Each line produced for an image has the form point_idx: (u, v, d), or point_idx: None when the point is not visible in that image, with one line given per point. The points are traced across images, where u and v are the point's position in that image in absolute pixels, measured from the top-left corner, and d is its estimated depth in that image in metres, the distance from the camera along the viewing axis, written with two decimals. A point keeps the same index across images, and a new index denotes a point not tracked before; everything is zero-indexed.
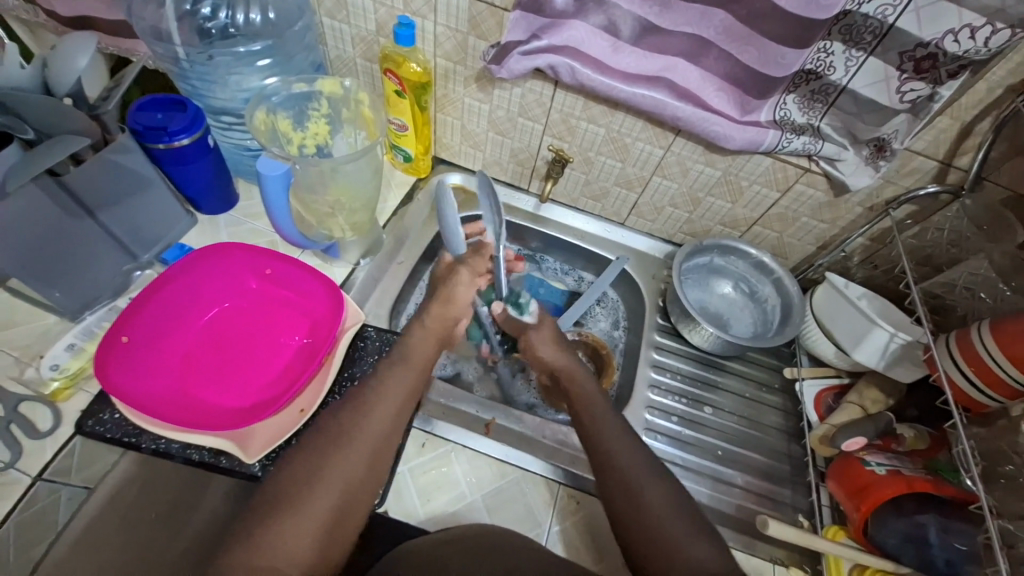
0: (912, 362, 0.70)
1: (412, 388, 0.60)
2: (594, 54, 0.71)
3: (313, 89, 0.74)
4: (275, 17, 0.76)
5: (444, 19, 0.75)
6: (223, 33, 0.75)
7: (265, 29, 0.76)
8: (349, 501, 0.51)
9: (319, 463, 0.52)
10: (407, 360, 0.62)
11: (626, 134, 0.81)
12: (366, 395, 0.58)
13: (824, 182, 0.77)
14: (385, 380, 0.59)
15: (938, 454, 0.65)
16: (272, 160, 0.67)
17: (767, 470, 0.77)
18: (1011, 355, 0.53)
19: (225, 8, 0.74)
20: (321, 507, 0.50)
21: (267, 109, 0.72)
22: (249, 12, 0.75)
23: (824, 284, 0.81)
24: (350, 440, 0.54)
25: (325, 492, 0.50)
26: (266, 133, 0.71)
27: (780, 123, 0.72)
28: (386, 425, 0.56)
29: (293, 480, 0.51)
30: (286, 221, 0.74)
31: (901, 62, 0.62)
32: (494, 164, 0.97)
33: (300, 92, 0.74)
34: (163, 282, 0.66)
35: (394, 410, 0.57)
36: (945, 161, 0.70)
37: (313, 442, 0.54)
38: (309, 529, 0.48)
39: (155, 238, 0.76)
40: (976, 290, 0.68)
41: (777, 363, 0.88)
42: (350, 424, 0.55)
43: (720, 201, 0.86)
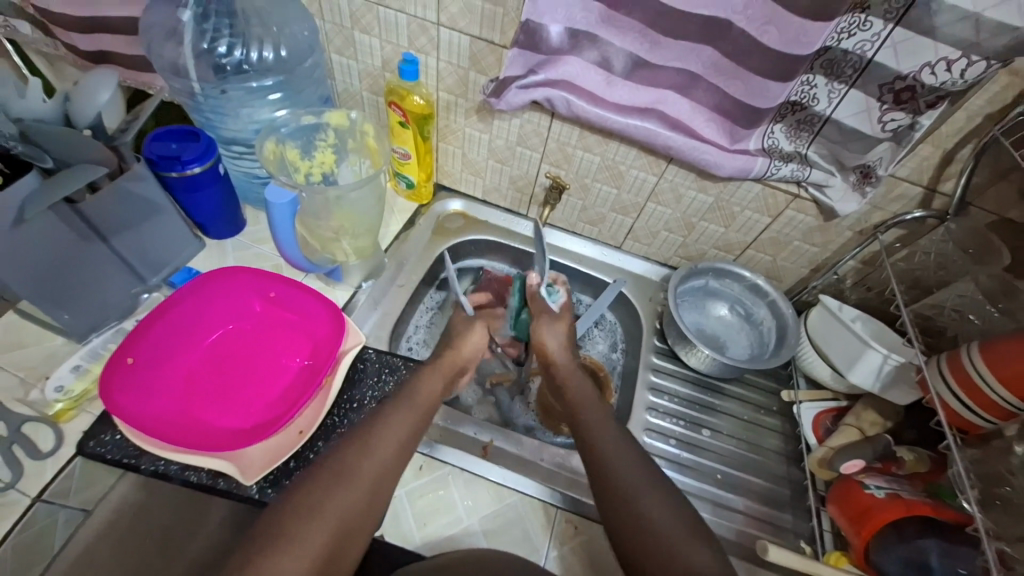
0: (907, 384, 0.70)
1: (417, 427, 0.61)
2: (588, 87, 0.75)
3: (321, 121, 0.77)
4: (286, 54, 0.80)
5: (446, 55, 0.79)
6: (236, 68, 0.79)
7: (277, 64, 0.80)
8: (353, 521, 0.52)
9: (321, 497, 0.52)
10: (413, 398, 0.63)
11: (621, 162, 0.84)
12: (379, 418, 0.60)
13: (814, 207, 0.79)
14: (392, 417, 0.60)
15: (939, 478, 0.65)
16: (280, 188, 0.70)
17: (768, 494, 0.77)
18: (1001, 376, 0.54)
19: (239, 47, 0.78)
20: (315, 543, 0.49)
21: (276, 140, 0.75)
22: (263, 49, 0.79)
23: (818, 306, 0.82)
24: (352, 475, 0.54)
25: (321, 528, 0.50)
26: (275, 163, 0.74)
27: (768, 151, 0.75)
28: (388, 462, 0.57)
29: (291, 513, 0.50)
30: (292, 246, 0.77)
31: (881, 94, 0.65)
32: (494, 190, 1.00)
33: (309, 124, 0.77)
34: (172, 305, 0.68)
35: (396, 448, 0.58)
36: (929, 187, 0.72)
37: (316, 475, 0.54)
38: (312, 547, 0.49)
39: (164, 262, 0.78)
40: (965, 312, 0.69)
41: (775, 385, 0.88)
42: (354, 459, 0.55)
43: (714, 225, 0.89)
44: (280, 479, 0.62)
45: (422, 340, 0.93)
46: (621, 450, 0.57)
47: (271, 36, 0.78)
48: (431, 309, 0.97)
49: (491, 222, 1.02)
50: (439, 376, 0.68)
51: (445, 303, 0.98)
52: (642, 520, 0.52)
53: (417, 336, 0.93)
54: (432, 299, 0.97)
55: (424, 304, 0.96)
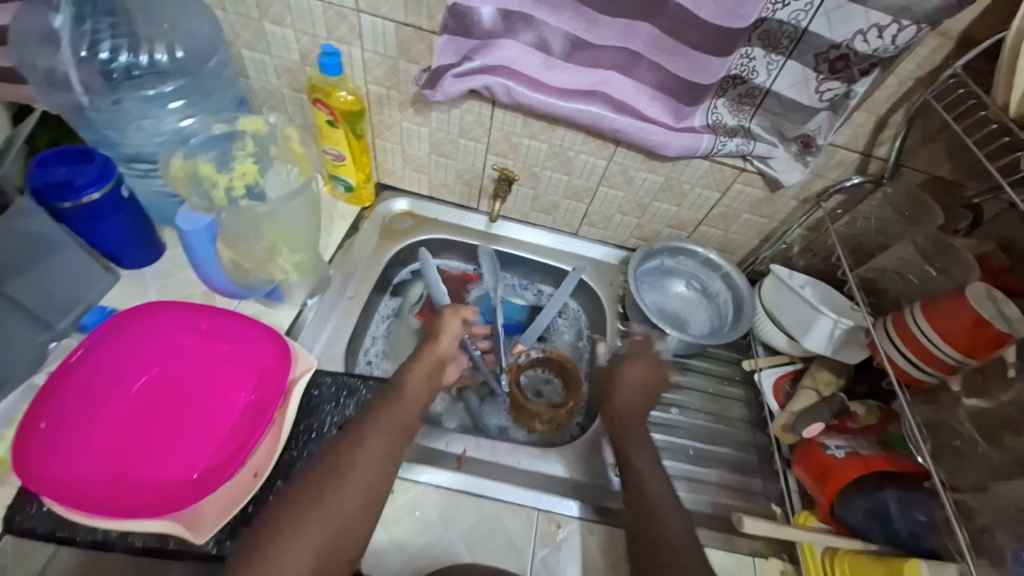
0: (858, 344, 0.73)
1: (405, 424, 0.65)
2: (528, 72, 0.71)
3: (234, 129, 0.68)
4: (185, 55, 0.70)
5: (371, 44, 0.72)
6: (127, 75, 0.69)
7: (175, 67, 0.70)
8: (337, 543, 0.54)
9: (319, 496, 0.55)
10: (399, 394, 0.67)
11: (568, 147, 0.82)
12: (358, 435, 0.61)
13: (760, 179, 0.80)
14: (380, 415, 0.63)
15: (889, 427, 0.69)
16: (190, 214, 0.63)
17: (737, 463, 0.79)
18: (943, 332, 0.56)
19: (123, 49, 0.68)
20: (316, 542, 0.53)
21: (184, 155, 0.67)
22: (155, 52, 0.69)
23: (770, 276, 0.84)
24: (347, 473, 0.57)
25: (320, 526, 0.53)
26: (187, 182, 0.66)
27: (713, 127, 0.74)
28: (378, 460, 0.60)
29: (290, 514, 0.53)
30: (216, 270, 0.70)
31: (817, 64, 0.66)
32: (440, 185, 0.94)
33: (221, 134, 0.68)
34: (87, 351, 0.59)
35: (385, 447, 0.61)
36: (865, 152, 0.73)
37: (312, 477, 0.57)
38: (315, 540, 0.52)
39: (75, 302, 0.69)
40: (904, 273, 0.71)
41: (736, 355, 0.90)
42: (347, 459, 0.59)
43: (666, 205, 0.88)
44: (238, 528, 0.58)
45: (381, 352, 0.89)
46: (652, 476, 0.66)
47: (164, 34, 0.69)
48: (387, 317, 0.92)
49: (441, 219, 0.97)
50: (420, 373, 0.71)
51: (403, 309, 0.94)
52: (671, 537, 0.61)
53: (375, 348, 0.88)
54: (388, 307, 0.93)
55: (380, 312, 0.91)
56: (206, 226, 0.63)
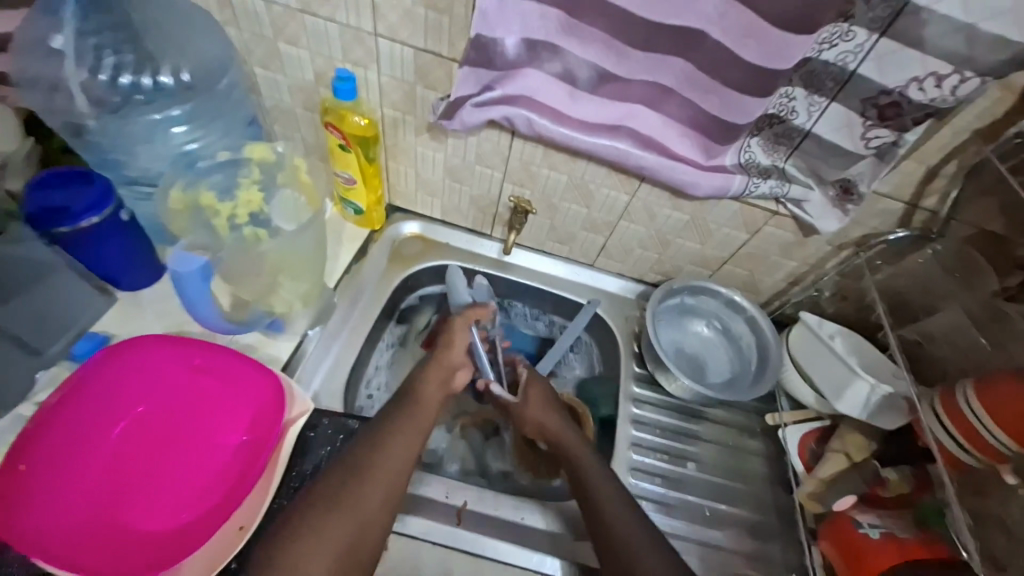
0: (895, 411, 0.68)
1: (426, 419, 0.69)
2: (550, 103, 0.67)
3: (239, 156, 0.66)
4: (190, 78, 0.68)
5: (388, 69, 0.69)
6: (126, 99, 0.66)
7: (178, 90, 0.68)
8: (357, 541, 0.58)
9: (341, 491, 0.59)
10: (420, 396, 0.71)
11: (589, 181, 0.78)
12: (377, 439, 0.64)
13: (792, 222, 0.75)
14: (401, 416, 0.67)
15: (922, 497, 0.64)
16: (181, 255, 0.61)
17: (755, 525, 0.74)
18: (999, 420, 0.51)
19: (126, 70, 0.66)
20: (339, 533, 0.57)
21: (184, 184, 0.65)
22: (159, 74, 0.67)
23: (797, 323, 0.81)
24: (368, 472, 0.61)
25: (342, 522, 0.58)
26: (187, 215, 0.64)
27: (745, 166, 0.69)
28: (400, 461, 0.63)
29: (315, 505, 0.58)
30: (209, 310, 0.67)
31: (864, 109, 0.61)
32: (454, 210, 0.91)
33: (225, 161, 0.66)
34: (82, 387, 0.59)
35: (405, 449, 0.64)
36: (910, 203, 0.68)
37: (337, 472, 0.61)
38: (338, 533, 0.57)
39: (71, 324, 0.67)
40: (954, 341, 0.65)
41: (757, 405, 0.85)
42: (368, 458, 0.62)
43: (689, 242, 0.83)
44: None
45: (383, 383, 0.87)
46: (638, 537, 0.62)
47: (169, 58, 0.67)
48: (392, 346, 0.89)
49: (452, 244, 0.93)
50: (433, 381, 0.73)
51: (408, 337, 0.92)
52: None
53: (378, 380, 0.85)
54: (393, 335, 0.89)
55: (385, 341, 0.88)
56: (199, 267, 0.61)
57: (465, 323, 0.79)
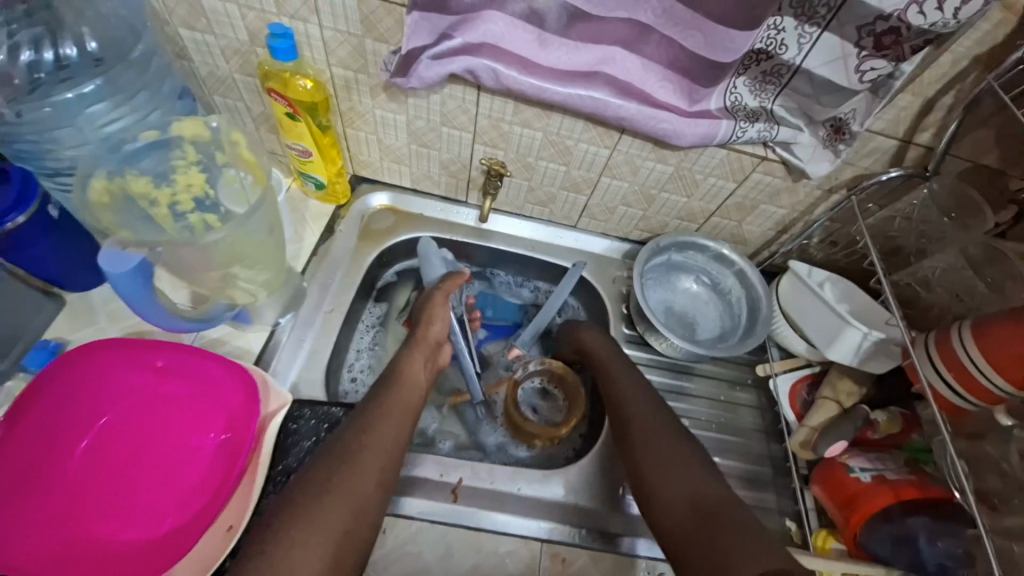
0: (886, 355, 0.67)
1: (409, 399, 0.65)
2: (518, 51, 0.60)
3: (169, 136, 0.58)
4: (98, 47, 0.58)
5: (330, 21, 0.61)
6: (32, 84, 0.55)
7: (89, 65, 0.57)
8: (354, 526, 0.53)
9: (331, 476, 0.54)
10: (403, 372, 0.68)
11: (566, 135, 0.72)
12: (364, 421, 0.60)
13: (781, 168, 0.71)
14: (386, 396, 0.64)
15: (910, 436, 0.66)
16: (113, 256, 0.51)
17: (749, 476, 0.75)
18: (995, 363, 0.50)
19: (22, 46, 0.54)
20: (333, 522, 0.51)
21: (106, 173, 0.55)
22: (62, 46, 0.56)
23: (788, 274, 0.77)
24: (357, 454, 0.57)
25: (335, 509, 0.52)
26: (115, 208, 0.55)
27: (731, 110, 0.64)
28: (390, 440, 0.60)
29: (302, 495, 0.52)
30: (155, 307, 0.57)
31: (860, 38, 0.55)
32: (423, 177, 0.84)
33: (150, 143, 0.58)
34: (28, 402, 0.53)
35: (394, 427, 0.61)
36: (904, 139, 0.64)
37: (323, 459, 0.56)
38: (333, 521, 0.51)
39: (15, 339, 0.61)
40: (955, 290, 0.64)
41: (748, 358, 0.84)
42: (356, 440, 0.58)
43: (675, 195, 0.79)
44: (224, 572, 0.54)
45: (367, 367, 0.82)
46: (650, 418, 0.66)
47: (68, 24, 0.56)
48: (373, 327, 0.85)
49: (426, 215, 0.88)
50: (419, 359, 0.70)
51: (389, 317, 0.87)
52: (673, 475, 0.59)
53: (360, 364, 0.82)
54: (372, 315, 0.85)
55: (364, 322, 0.84)
56: (135, 267, 0.51)
57: (444, 301, 0.75)
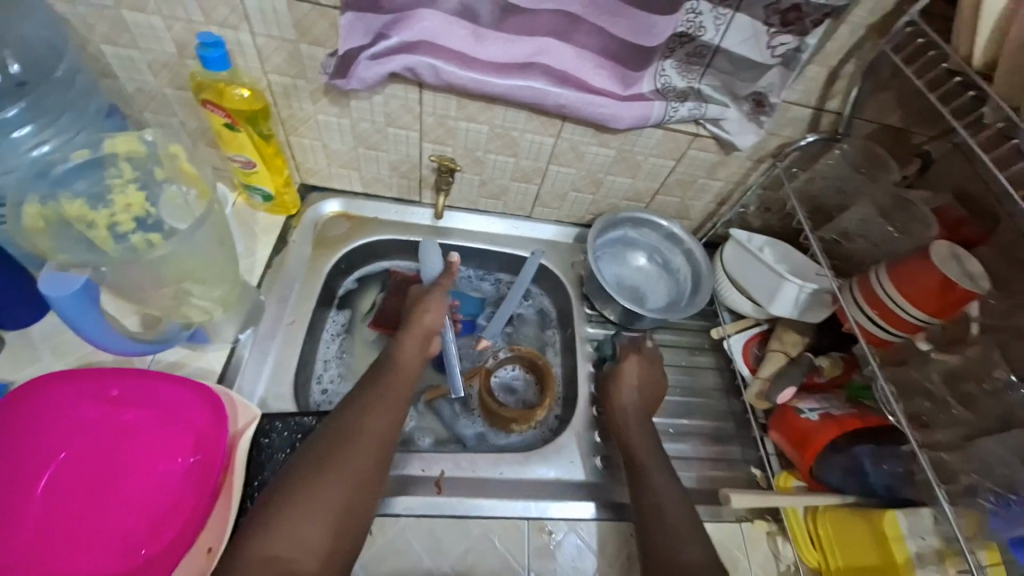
0: (824, 306, 0.73)
1: (409, 379, 0.67)
2: (455, 47, 0.61)
3: (101, 154, 0.56)
4: (21, 70, 0.55)
5: (262, 28, 0.60)
6: None
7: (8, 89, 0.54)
8: (353, 502, 0.55)
9: (329, 456, 0.57)
10: (397, 359, 0.68)
11: (511, 127, 0.74)
12: (361, 403, 0.62)
13: (714, 142, 0.76)
14: (382, 379, 0.65)
15: (851, 375, 0.72)
16: (52, 278, 0.50)
17: (715, 433, 0.79)
18: (910, 298, 0.57)
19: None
20: (333, 499, 0.54)
21: (40, 199, 0.53)
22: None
23: (730, 241, 0.83)
24: (355, 436, 0.59)
25: (334, 487, 0.55)
26: (51, 233, 0.53)
27: (663, 91, 0.68)
28: (387, 419, 0.62)
29: (303, 475, 0.55)
30: (104, 333, 0.55)
31: (768, 16, 0.61)
32: (375, 180, 0.84)
33: (82, 163, 0.56)
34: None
35: (390, 406, 0.63)
36: (817, 107, 0.70)
37: (322, 441, 0.58)
38: (333, 498, 0.54)
39: None
40: (871, 238, 0.70)
41: (703, 324, 0.89)
42: (353, 422, 0.60)
43: (621, 177, 0.83)
44: None
45: (336, 375, 0.81)
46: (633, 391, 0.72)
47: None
48: (337, 335, 0.84)
49: (381, 218, 0.87)
50: (412, 345, 0.70)
51: (353, 323, 0.86)
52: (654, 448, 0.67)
53: (329, 373, 0.81)
54: (336, 323, 0.84)
55: (327, 331, 0.83)
56: (79, 288, 0.50)
57: (441, 302, 0.74)
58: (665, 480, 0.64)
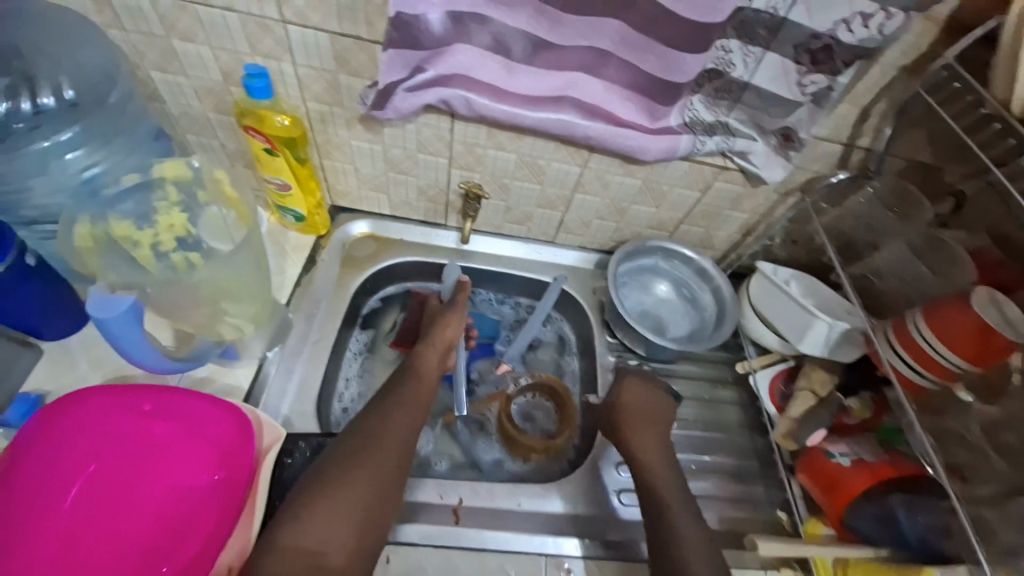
0: (854, 345, 0.71)
1: (427, 389, 0.70)
2: (487, 80, 0.63)
3: (149, 178, 0.60)
4: (75, 94, 0.60)
5: (304, 59, 0.63)
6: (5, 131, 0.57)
7: (62, 112, 0.59)
8: (377, 501, 0.57)
9: (355, 456, 0.59)
10: (418, 370, 0.72)
11: (538, 156, 0.75)
12: (385, 407, 0.65)
13: (741, 176, 0.76)
14: (403, 387, 0.69)
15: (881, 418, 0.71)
16: (101, 300, 0.50)
17: (738, 471, 0.77)
18: (948, 342, 0.56)
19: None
20: (358, 496, 0.56)
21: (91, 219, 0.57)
22: (39, 96, 0.58)
23: (756, 274, 0.82)
24: (379, 437, 0.62)
25: (360, 484, 0.57)
26: (98, 252, 0.56)
27: (691, 125, 0.69)
28: (408, 424, 0.65)
29: (330, 473, 0.57)
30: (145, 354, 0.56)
31: (798, 55, 0.61)
32: (402, 204, 0.86)
33: (132, 186, 0.59)
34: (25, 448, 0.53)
35: (412, 411, 0.66)
36: (848, 143, 0.70)
37: (348, 442, 0.61)
38: (358, 495, 0.56)
39: None
40: (903, 277, 0.70)
41: (726, 357, 0.87)
42: (377, 425, 0.63)
43: (645, 207, 0.83)
44: None
45: (357, 394, 0.82)
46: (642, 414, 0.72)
47: (45, 75, 0.58)
48: (359, 354, 0.85)
49: (407, 240, 0.89)
50: (433, 357, 0.74)
51: (375, 342, 0.87)
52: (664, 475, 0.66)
53: (350, 391, 0.81)
54: (358, 342, 0.85)
55: (350, 350, 0.84)
56: (126, 309, 0.50)
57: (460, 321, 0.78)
58: (689, 519, 0.61)
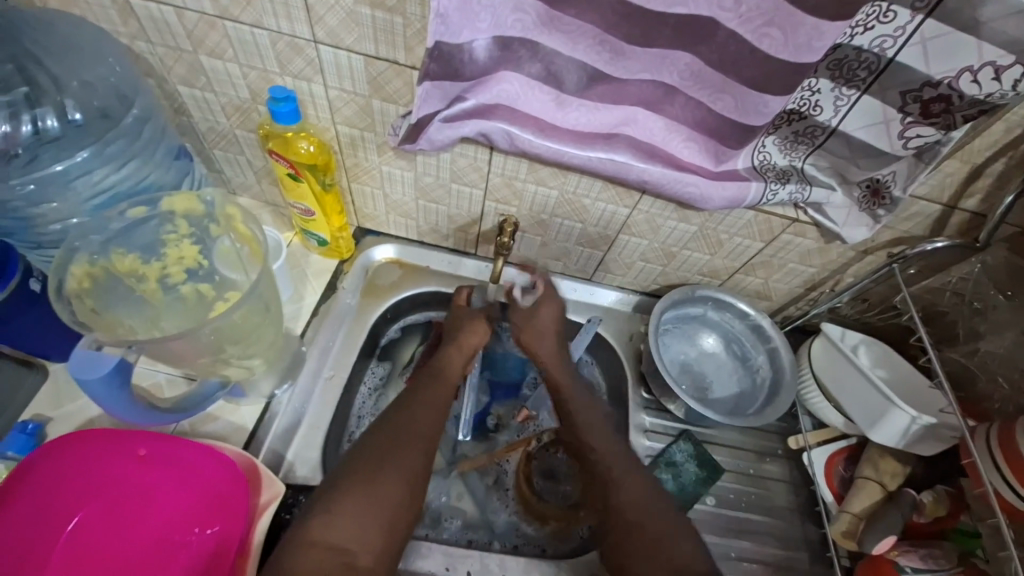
0: (938, 440, 0.62)
1: (454, 385, 0.65)
2: (534, 114, 0.57)
3: (157, 211, 0.56)
4: (82, 117, 0.56)
5: (335, 81, 0.57)
6: (7, 156, 0.53)
7: (71, 135, 0.55)
8: (406, 501, 0.53)
9: (384, 451, 0.55)
10: (443, 370, 0.66)
11: (583, 195, 0.68)
12: (410, 400, 0.61)
13: (814, 229, 0.66)
14: (429, 384, 0.63)
15: (956, 521, 0.61)
16: (88, 358, 0.48)
17: (783, 565, 0.69)
18: None
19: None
20: (389, 492, 0.53)
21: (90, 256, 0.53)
22: (41, 118, 0.54)
23: (818, 336, 0.73)
24: (409, 432, 0.57)
25: (391, 479, 0.53)
26: (98, 290, 0.53)
27: (760, 170, 0.60)
28: (432, 422, 0.60)
29: (358, 469, 0.53)
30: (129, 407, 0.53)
31: (904, 102, 0.51)
32: (431, 231, 0.80)
33: (138, 219, 0.55)
34: (15, 485, 0.50)
35: (438, 407, 0.61)
36: (949, 205, 0.60)
37: (377, 436, 0.57)
38: (388, 494, 0.52)
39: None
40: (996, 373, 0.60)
41: (777, 426, 0.78)
42: (407, 421, 0.58)
43: (698, 253, 0.74)
44: None
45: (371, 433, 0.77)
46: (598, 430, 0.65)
47: (50, 96, 0.54)
48: (374, 389, 0.79)
49: (433, 268, 0.83)
50: (458, 361, 0.68)
51: (392, 376, 0.81)
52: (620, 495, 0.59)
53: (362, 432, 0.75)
54: (374, 374, 0.79)
55: (366, 384, 0.78)
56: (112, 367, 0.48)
57: (485, 330, 0.71)
58: None
